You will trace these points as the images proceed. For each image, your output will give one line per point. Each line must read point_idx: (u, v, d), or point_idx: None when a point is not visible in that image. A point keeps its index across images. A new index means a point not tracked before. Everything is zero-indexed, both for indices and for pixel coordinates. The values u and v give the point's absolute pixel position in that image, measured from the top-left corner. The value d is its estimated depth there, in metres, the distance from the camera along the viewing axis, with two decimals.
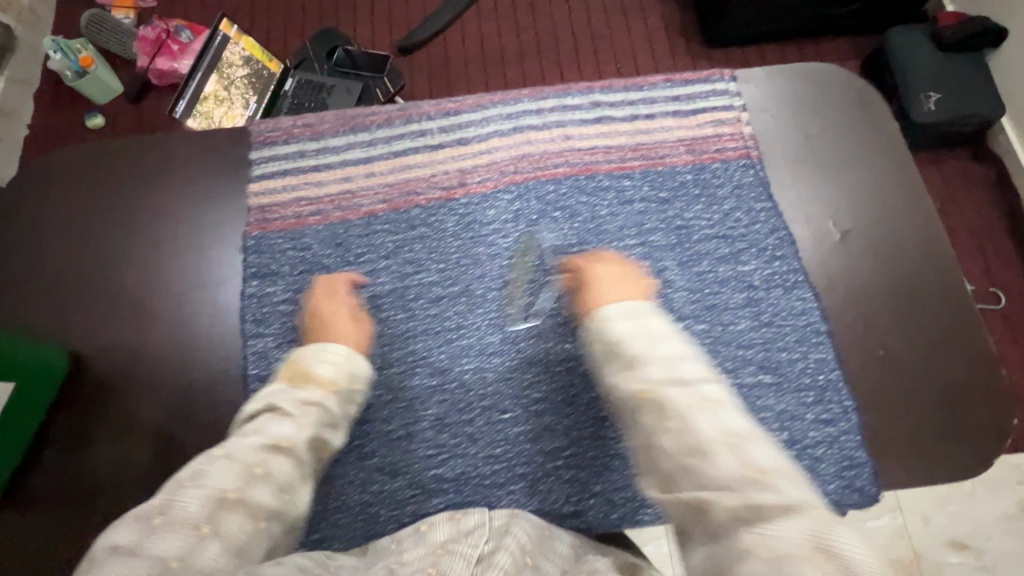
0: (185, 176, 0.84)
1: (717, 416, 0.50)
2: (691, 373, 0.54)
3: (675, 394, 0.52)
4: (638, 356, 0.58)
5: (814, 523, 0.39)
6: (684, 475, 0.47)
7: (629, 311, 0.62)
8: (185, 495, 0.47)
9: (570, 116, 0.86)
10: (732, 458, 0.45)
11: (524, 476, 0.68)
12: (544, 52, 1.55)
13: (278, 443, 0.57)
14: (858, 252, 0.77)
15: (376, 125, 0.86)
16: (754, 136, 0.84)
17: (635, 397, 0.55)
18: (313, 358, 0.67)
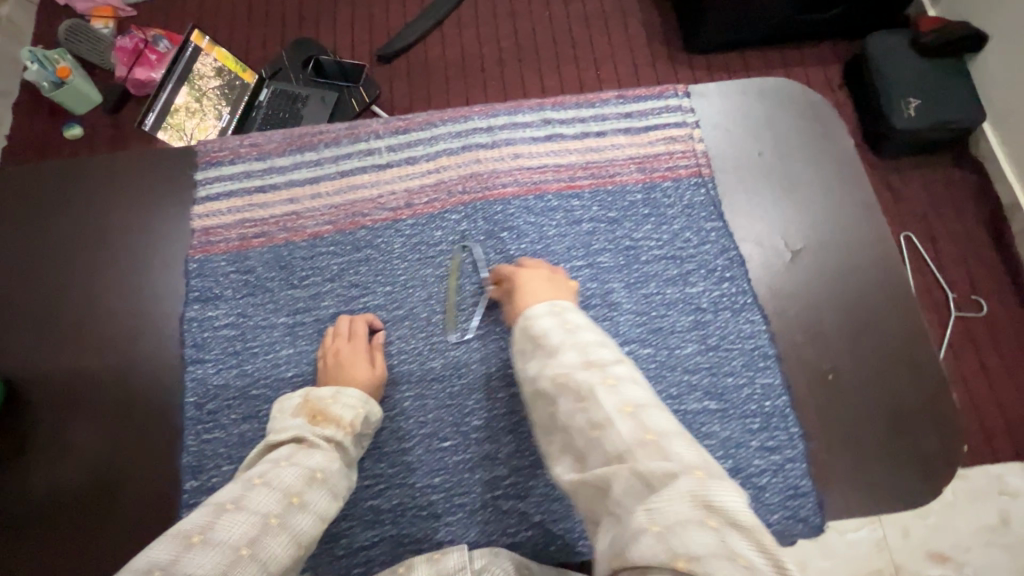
0: (131, 196, 0.83)
1: (622, 390, 0.49)
2: (603, 355, 0.53)
3: (587, 377, 0.51)
4: (556, 346, 0.55)
5: (697, 483, 0.40)
6: (593, 453, 0.47)
7: (558, 310, 0.59)
8: (227, 518, 0.50)
9: (520, 133, 0.85)
10: (628, 429, 0.46)
11: (462, 508, 0.67)
12: (526, 60, 1.53)
13: (313, 475, 0.57)
14: (808, 272, 0.76)
15: (324, 145, 0.85)
16: (706, 153, 0.83)
17: (551, 383, 0.54)
18: (331, 401, 0.65)
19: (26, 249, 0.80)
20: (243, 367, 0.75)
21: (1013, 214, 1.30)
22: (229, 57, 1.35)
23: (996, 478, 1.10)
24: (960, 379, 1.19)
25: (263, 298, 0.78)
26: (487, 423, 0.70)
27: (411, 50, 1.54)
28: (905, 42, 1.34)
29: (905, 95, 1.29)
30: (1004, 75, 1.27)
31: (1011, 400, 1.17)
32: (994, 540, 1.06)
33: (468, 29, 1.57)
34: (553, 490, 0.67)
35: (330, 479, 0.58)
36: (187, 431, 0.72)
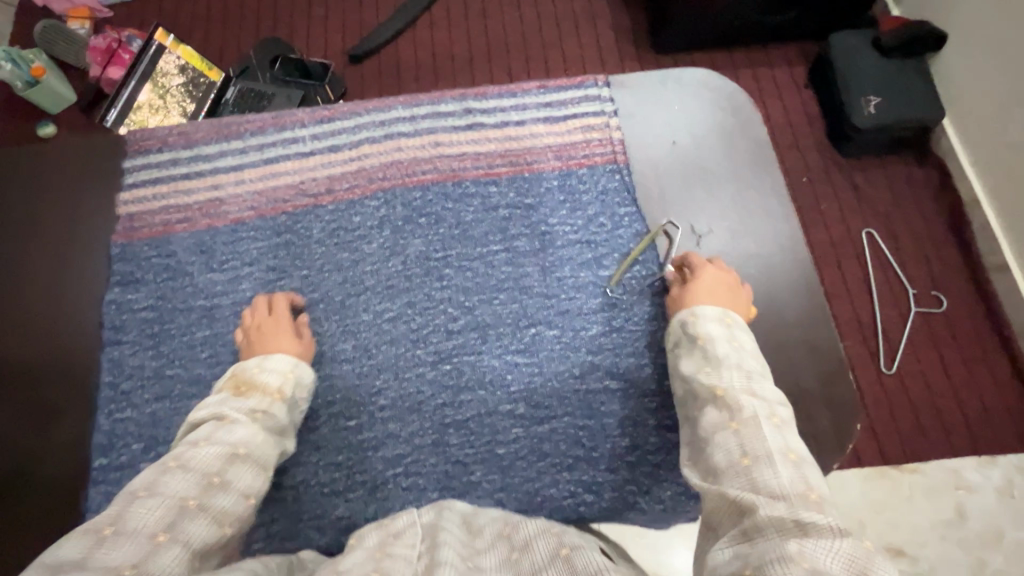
0: (62, 184, 0.85)
1: (786, 435, 0.49)
2: (770, 390, 0.53)
3: (750, 402, 0.52)
4: (721, 357, 0.57)
5: (856, 547, 0.39)
6: (735, 474, 0.47)
7: (726, 320, 0.62)
8: (139, 507, 0.46)
9: (442, 122, 0.87)
10: (789, 474, 0.45)
11: (364, 485, 0.69)
12: (495, 60, 1.54)
13: (235, 451, 0.55)
14: (714, 257, 0.77)
15: (251, 134, 0.87)
16: (622, 141, 0.85)
17: (707, 391, 0.55)
18: (257, 368, 0.65)
19: None
20: (159, 349, 0.76)
21: (973, 211, 1.28)
22: (195, 56, 1.36)
23: (952, 473, 1.11)
24: (915, 374, 1.19)
25: (183, 281, 0.79)
26: (393, 403, 0.72)
27: (382, 50, 1.56)
28: (866, 40, 1.34)
29: (865, 93, 1.30)
30: (965, 72, 1.27)
31: (968, 396, 1.17)
32: (950, 534, 1.06)
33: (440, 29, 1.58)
34: (453, 467, 0.69)
35: (253, 454, 0.56)
36: (100, 411, 0.73)
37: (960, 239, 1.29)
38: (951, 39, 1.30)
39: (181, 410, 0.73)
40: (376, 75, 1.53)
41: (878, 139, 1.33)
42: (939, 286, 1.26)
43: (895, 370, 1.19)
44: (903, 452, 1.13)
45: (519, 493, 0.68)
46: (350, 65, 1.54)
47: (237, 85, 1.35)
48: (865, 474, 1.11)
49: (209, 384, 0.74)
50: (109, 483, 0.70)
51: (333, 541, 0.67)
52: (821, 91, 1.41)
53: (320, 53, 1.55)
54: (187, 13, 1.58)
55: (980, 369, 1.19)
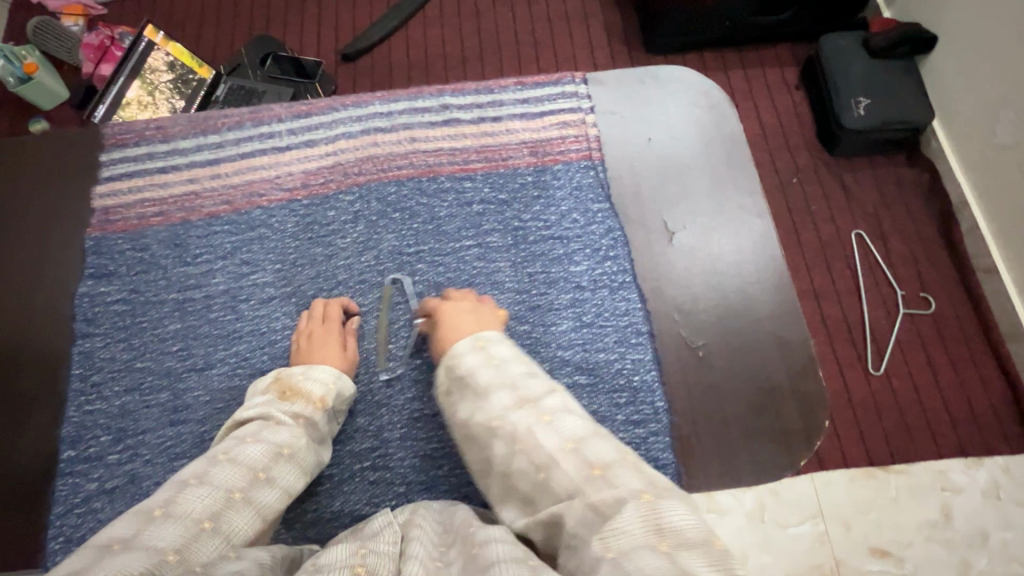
0: (39, 179, 0.85)
1: (559, 425, 0.51)
2: (533, 391, 0.55)
3: (518, 415, 0.53)
4: (484, 388, 0.56)
5: (642, 505, 0.42)
6: (540, 495, 0.48)
7: (480, 343, 0.61)
8: (189, 494, 0.50)
9: (419, 118, 0.87)
10: (572, 466, 0.47)
11: (330, 478, 0.69)
12: (487, 59, 1.54)
13: (280, 450, 0.58)
14: (687, 254, 0.77)
15: (227, 128, 0.87)
16: (598, 138, 0.85)
17: (484, 426, 0.54)
18: (301, 377, 0.66)
19: None
20: (130, 342, 0.76)
21: (962, 212, 1.28)
22: (185, 52, 1.36)
23: (938, 473, 1.10)
24: (903, 375, 1.19)
25: (156, 274, 0.79)
26: (362, 396, 0.72)
27: (375, 49, 1.56)
28: (855, 43, 1.35)
29: (855, 95, 1.30)
30: (955, 74, 1.27)
31: (954, 397, 1.17)
32: (935, 535, 1.05)
33: (431, 28, 1.58)
34: (421, 460, 0.69)
35: (295, 456, 0.59)
36: (70, 403, 0.73)
37: (951, 240, 1.29)
38: (940, 41, 1.31)
39: (151, 403, 0.73)
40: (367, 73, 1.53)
41: (869, 141, 1.33)
42: (928, 287, 1.25)
43: (883, 371, 1.19)
44: (890, 453, 1.12)
45: (486, 487, 0.68)
46: (343, 65, 1.54)
47: (227, 83, 1.35)
48: (852, 475, 1.10)
49: (179, 377, 0.74)
50: (76, 475, 0.70)
51: (298, 536, 0.66)
52: (811, 95, 1.41)
53: (313, 52, 1.55)
54: (180, 11, 1.58)
55: (968, 371, 1.19)
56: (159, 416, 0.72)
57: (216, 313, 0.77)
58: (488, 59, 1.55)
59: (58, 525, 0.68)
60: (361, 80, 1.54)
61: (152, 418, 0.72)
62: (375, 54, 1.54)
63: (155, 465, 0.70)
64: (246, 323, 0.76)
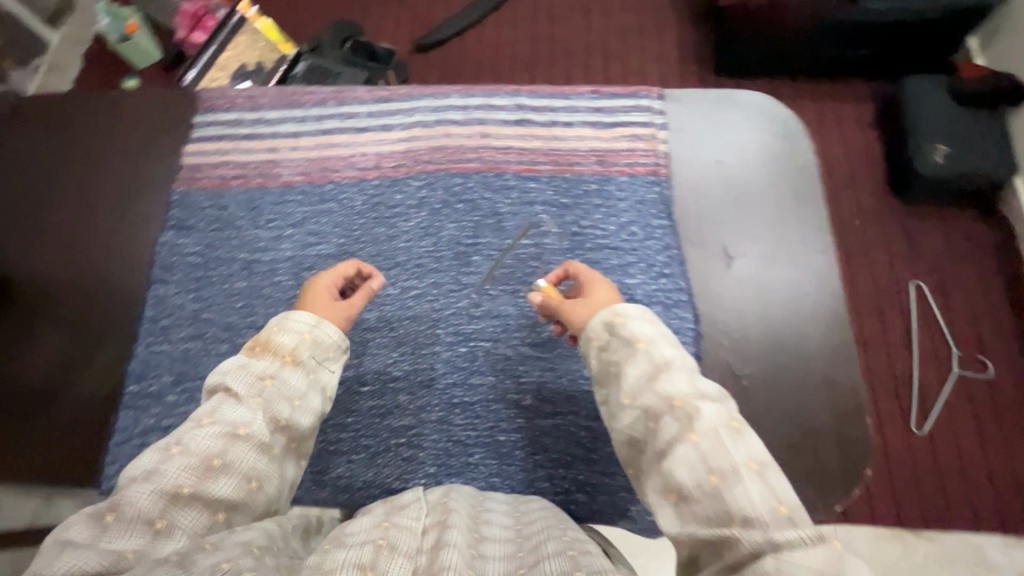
0: (137, 132, 0.92)
1: (747, 442, 0.47)
2: (714, 392, 0.52)
3: (704, 408, 0.49)
4: (663, 363, 0.54)
5: (835, 558, 0.40)
6: (705, 499, 0.45)
7: (649, 317, 0.60)
8: (134, 492, 0.46)
9: (493, 115, 0.89)
10: (759, 492, 0.44)
11: (366, 448, 0.71)
12: (560, 65, 1.56)
13: (235, 432, 0.52)
14: (744, 280, 0.76)
15: (311, 104, 0.92)
16: (667, 154, 0.85)
17: (657, 402, 0.52)
18: (275, 328, 0.62)
19: (43, 165, 0.91)
20: (200, 293, 0.81)
21: None
22: (274, 29, 1.44)
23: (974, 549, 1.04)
24: (948, 439, 1.13)
25: (230, 233, 0.85)
26: (406, 375, 0.75)
27: (450, 43, 1.60)
28: (942, 87, 1.29)
29: (932, 140, 1.26)
30: None
31: (1002, 470, 1.11)
32: None
33: (506, 30, 1.61)
34: (454, 447, 0.71)
35: (256, 434, 0.53)
36: (139, 341, 0.79)
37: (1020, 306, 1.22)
38: None
39: (211, 351, 0.77)
40: (439, 66, 1.57)
41: (941, 190, 1.27)
42: (987, 351, 1.19)
43: (926, 431, 1.14)
44: (923, 518, 1.08)
45: (511, 482, 0.69)
46: (414, 54, 1.58)
47: (306, 61, 1.40)
48: (879, 533, 1.06)
49: (239, 332, 0.78)
50: (136, 408, 0.75)
51: (330, 498, 0.69)
52: (885, 136, 1.37)
53: (388, 41, 1.60)
54: None
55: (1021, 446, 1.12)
56: (217, 365, 0.76)
57: (279, 277, 0.81)
58: (559, 65, 1.56)
59: (115, 453, 0.73)
60: (431, 73, 1.58)
61: (210, 366, 0.77)
62: (449, 48, 1.59)
63: None
64: None
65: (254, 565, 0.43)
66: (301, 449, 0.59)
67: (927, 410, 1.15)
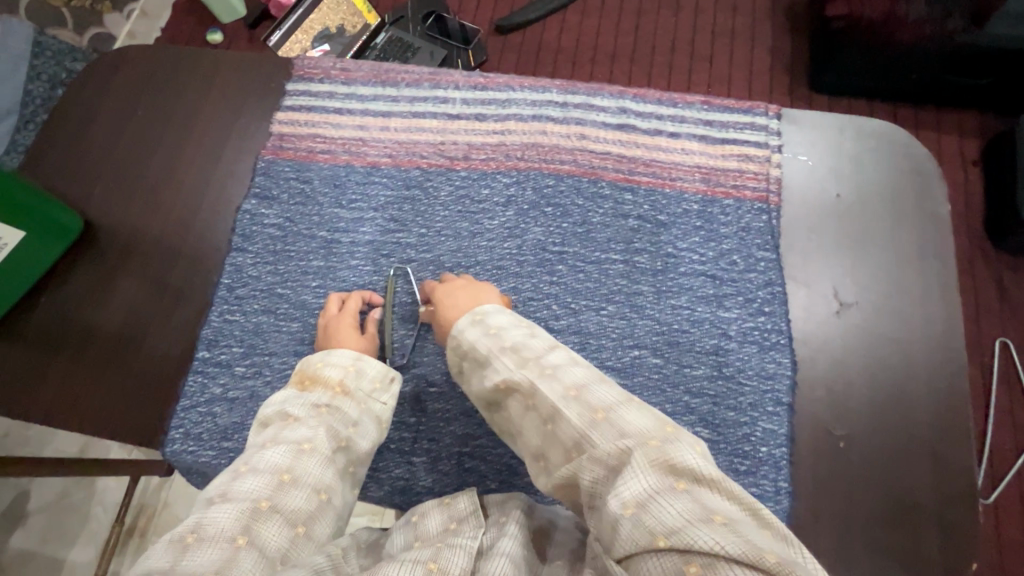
0: (228, 92, 0.90)
1: (560, 378, 0.53)
2: (535, 351, 0.56)
3: (522, 373, 0.54)
4: (487, 357, 0.58)
5: (652, 449, 0.44)
6: (554, 451, 0.50)
7: (477, 317, 0.61)
8: (215, 512, 0.49)
9: (593, 116, 0.84)
10: (577, 414, 0.49)
11: (427, 452, 0.69)
12: (651, 63, 1.48)
13: (301, 447, 0.56)
14: (854, 330, 0.69)
15: (405, 84, 0.89)
16: (780, 181, 0.78)
17: (495, 391, 0.56)
18: (320, 363, 0.66)
19: (137, 117, 0.91)
20: (276, 266, 0.80)
21: None
22: None
23: None
24: (1015, 512, 1.04)
25: (312, 209, 0.83)
26: None
27: (538, 27, 1.53)
28: None
29: None
30: None
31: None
32: None
33: (597, 19, 1.53)
34: (517, 464, 0.68)
35: (320, 449, 0.57)
36: (214, 308, 0.78)
37: None
38: None
39: (282, 328, 0.76)
40: (519, 50, 1.51)
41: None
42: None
43: (994, 500, 1.04)
44: None
45: None
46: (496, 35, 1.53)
47: (389, 32, 1.38)
48: None
49: (312, 312, 0.77)
50: (205, 375, 0.75)
51: (385, 498, 0.68)
52: (992, 176, 1.24)
53: (472, 18, 1.54)
54: None
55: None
56: (288, 344, 0.75)
57: (357, 262, 0.79)
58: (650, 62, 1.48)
59: (181, 417, 0.73)
60: (511, 57, 1.52)
61: (280, 343, 0.76)
62: (535, 32, 1.52)
63: (275, 388, 0.73)
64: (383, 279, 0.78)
65: None
66: (357, 474, 0.61)
67: (997, 479, 1.05)
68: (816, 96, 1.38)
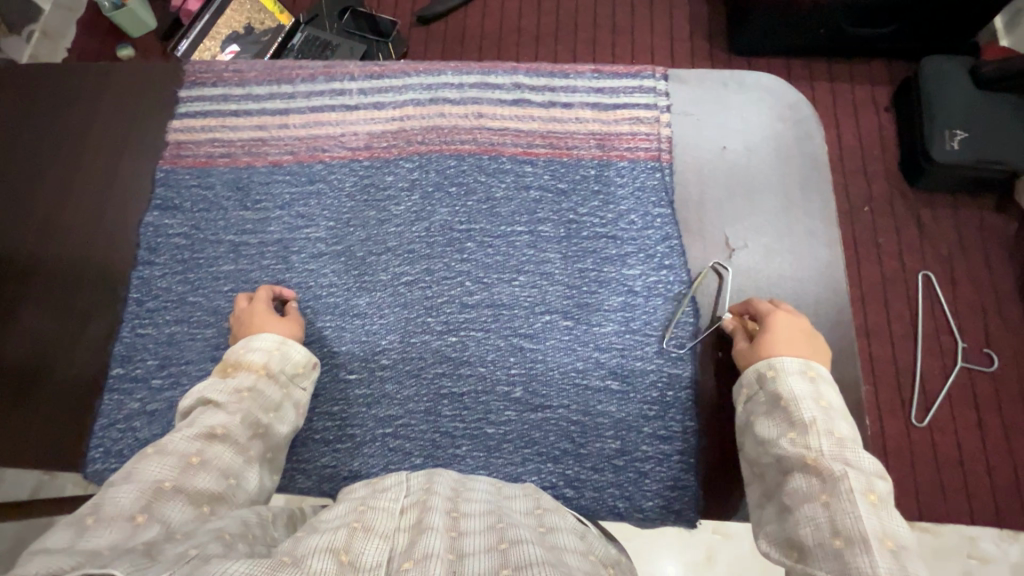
0: (120, 105, 0.88)
1: (884, 520, 0.49)
2: (863, 461, 0.52)
3: (847, 473, 0.51)
4: (805, 422, 0.55)
5: None
6: (828, 557, 0.48)
7: (811, 374, 0.59)
8: (115, 493, 0.48)
9: (489, 94, 0.85)
10: (888, 568, 0.45)
11: (352, 438, 0.70)
12: (563, 39, 1.49)
13: (213, 432, 0.56)
14: (746, 272, 0.73)
15: (301, 80, 0.88)
16: (670, 139, 0.81)
17: (795, 461, 0.54)
18: (241, 351, 0.65)
19: (27, 138, 0.88)
20: (186, 275, 0.79)
21: None
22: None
23: (967, 539, 1.04)
24: (947, 432, 1.11)
25: (217, 215, 0.82)
26: (394, 363, 0.73)
27: (454, 15, 1.53)
28: (960, 69, 1.22)
29: (949, 125, 1.19)
30: None
31: (1001, 463, 1.09)
32: None
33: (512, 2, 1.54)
34: (440, 437, 0.70)
35: (233, 433, 0.57)
36: (124, 324, 0.77)
37: None
38: None
39: (196, 336, 0.76)
40: (440, 40, 1.50)
41: (961, 177, 1.21)
42: (992, 342, 1.16)
43: (927, 423, 1.12)
44: (918, 509, 1.06)
45: (500, 475, 0.68)
46: (416, 27, 1.52)
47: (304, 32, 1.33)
48: None
49: (225, 317, 0.77)
50: (121, 392, 0.74)
51: (315, 488, 0.69)
52: (901, 120, 1.30)
53: (389, 12, 1.53)
54: None
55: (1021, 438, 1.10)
56: (204, 350, 0.75)
57: (268, 261, 0.79)
58: (569, 38, 1.49)
59: (100, 437, 0.72)
60: (434, 46, 1.51)
61: (196, 350, 0.75)
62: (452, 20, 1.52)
63: None
64: (295, 275, 0.78)
65: (223, 550, 0.41)
66: (275, 461, 0.62)
67: (927, 402, 1.12)
68: (726, 57, 1.43)
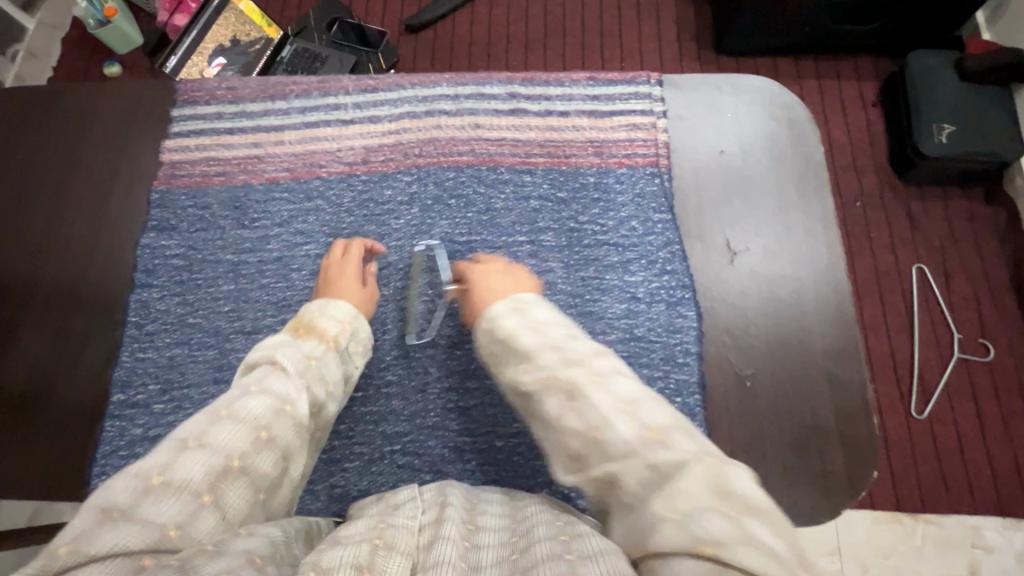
0: (108, 124, 0.86)
1: (611, 387, 0.48)
2: (580, 351, 0.52)
3: (571, 372, 0.50)
4: (530, 350, 0.54)
5: (709, 468, 0.40)
6: (592, 453, 0.46)
7: (518, 306, 0.58)
8: (187, 458, 0.45)
9: (485, 104, 0.85)
10: (629, 429, 0.45)
11: (359, 457, 0.69)
12: (552, 45, 1.49)
13: (282, 406, 0.54)
14: (747, 275, 0.74)
15: (295, 95, 0.88)
16: (668, 144, 0.81)
17: (532, 385, 0.52)
18: (317, 314, 0.66)
19: (14, 161, 0.86)
20: (185, 297, 0.79)
21: None
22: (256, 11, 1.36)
23: (971, 529, 1.05)
24: (947, 423, 1.12)
25: (215, 234, 0.82)
26: (399, 379, 0.73)
27: (442, 24, 1.53)
28: (947, 64, 1.24)
29: (937, 120, 1.21)
30: None
31: (1002, 452, 1.09)
32: None
33: (501, 8, 1.54)
34: (448, 452, 0.70)
35: (298, 411, 0.55)
36: (124, 348, 0.76)
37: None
38: None
39: (197, 358, 0.75)
40: (430, 48, 1.50)
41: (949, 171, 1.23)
42: (988, 333, 1.17)
43: (926, 415, 1.12)
44: (922, 502, 1.07)
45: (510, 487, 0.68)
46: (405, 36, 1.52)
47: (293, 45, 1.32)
48: (877, 518, 1.06)
49: (226, 338, 0.76)
50: (122, 418, 0.73)
51: (323, 508, 0.68)
52: (889, 115, 1.32)
53: (377, 21, 1.52)
54: None
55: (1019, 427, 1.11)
56: (206, 372, 0.75)
57: (268, 279, 0.79)
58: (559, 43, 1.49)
59: (102, 464, 0.71)
60: (423, 55, 1.51)
61: (198, 373, 0.75)
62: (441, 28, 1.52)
63: None
64: (296, 293, 0.78)
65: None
66: (314, 439, 0.61)
67: (927, 394, 1.13)
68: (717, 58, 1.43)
